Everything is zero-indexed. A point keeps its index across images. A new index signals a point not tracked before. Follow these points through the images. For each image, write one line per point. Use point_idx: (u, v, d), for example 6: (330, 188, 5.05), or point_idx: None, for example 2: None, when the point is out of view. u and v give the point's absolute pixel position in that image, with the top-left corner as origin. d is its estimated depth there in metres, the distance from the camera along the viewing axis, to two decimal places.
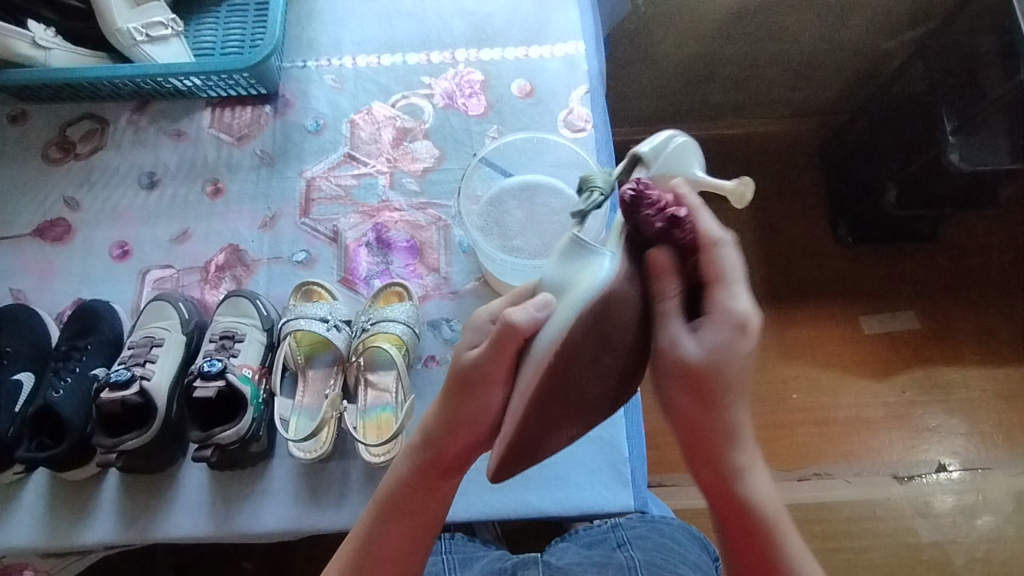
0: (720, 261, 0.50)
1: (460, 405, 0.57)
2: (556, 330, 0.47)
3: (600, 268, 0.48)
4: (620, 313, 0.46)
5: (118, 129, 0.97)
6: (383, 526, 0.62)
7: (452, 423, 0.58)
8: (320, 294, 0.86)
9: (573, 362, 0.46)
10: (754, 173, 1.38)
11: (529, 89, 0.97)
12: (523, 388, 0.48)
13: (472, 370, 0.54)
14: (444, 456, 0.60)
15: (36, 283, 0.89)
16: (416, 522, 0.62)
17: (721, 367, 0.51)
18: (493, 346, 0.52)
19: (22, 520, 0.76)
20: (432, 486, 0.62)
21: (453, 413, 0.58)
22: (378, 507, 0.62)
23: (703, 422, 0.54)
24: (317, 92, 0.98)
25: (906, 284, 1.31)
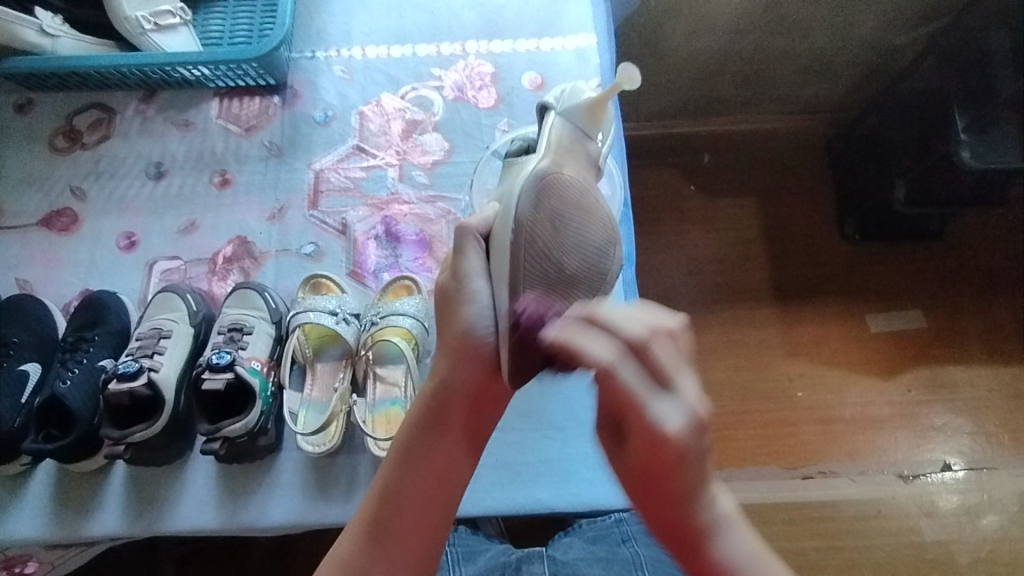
0: (622, 383, 0.48)
1: (450, 330, 0.59)
2: (505, 214, 0.58)
3: (530, 164, 0.62)
4: (555, 191, 0.60)
5: (125, 118, 0.96)
6: (403, 473, 0.57)
7: (453, 348, 0.58)
8: (328, 287, 0.85)
9: (529, 236, 0.57)
10: (762, 170, 1.37)
11: (540, 82, 0.96)
12: (496, 271, 0.57)
13: (447, 283, 0.60)
14: (459, 387, 0.58)
15: (43, 274, 0.88)
16: (438, 471, 0.57)
17: (659, 464, 0.49)
18: (455, 256, 0.60)
19: (28, 512, 0.76)
20: (446, 425, 0.58)
21: (452, 329, 0.58)
22: (397, 454, 0.58)
23: (667, 515, 0.52)
24: (327, 83, 0.97)
25: (914, 282, 1.30)
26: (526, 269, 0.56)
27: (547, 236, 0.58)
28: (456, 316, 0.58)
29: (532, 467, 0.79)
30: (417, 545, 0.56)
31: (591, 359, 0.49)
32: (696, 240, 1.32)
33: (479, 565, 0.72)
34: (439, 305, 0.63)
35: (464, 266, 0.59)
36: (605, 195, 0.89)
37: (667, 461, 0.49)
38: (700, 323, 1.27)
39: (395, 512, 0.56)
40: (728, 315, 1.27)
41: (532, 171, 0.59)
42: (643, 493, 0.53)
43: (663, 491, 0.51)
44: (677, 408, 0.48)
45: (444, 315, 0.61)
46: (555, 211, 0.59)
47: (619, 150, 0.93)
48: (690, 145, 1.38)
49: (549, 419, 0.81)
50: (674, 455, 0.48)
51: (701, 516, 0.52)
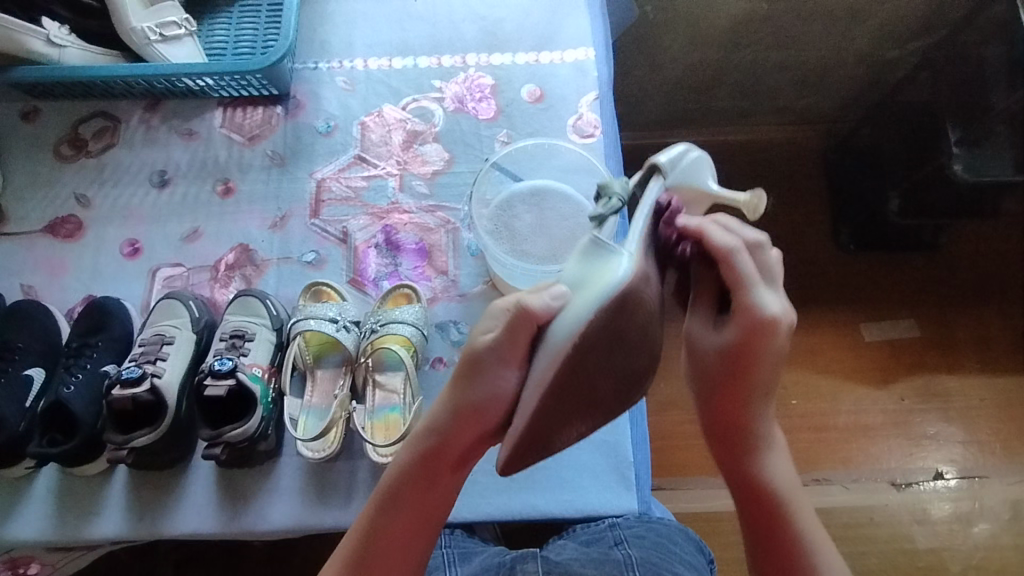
0: (739, 267, 0.54)
1: (469, 388, 0.56)
2: (573, 322, 0.48)
3: (617, 267, 0.49)
4: (634, 308, 0.49)
5: (130, 127, 0.98)
6: (386, 514, 0.61)
7: (461, 411, 0.57)
8: (329, 294, 0.87)
9: (587, 357, 0.47)
10: (758, 181, 1.38)
11: (539, 94, 0.98)
12: (537, 378, 0.50)
13: (485, 352, 0.54)
14: (448, 447, 0.59)
15: (48, 280, 0.89)
16: (420, 515, 0.61)
17: (752, 355, 0.56)
18: (506, 330, 0.52)
19: (30, 514, 0.77)
20: (433, 475, 0.60)
21: (464, 397, 0.56)
22: (382, 496, 0.61)
23: (732, 411, 0.60)
24: (329, 93, 0.99)
25: (907, 293, 1.32)
26: (569, 386, 0.48)
27: (602, 358, 0.48)
28: (475, 386, 0.55)
29: (529, 473, 0.80)
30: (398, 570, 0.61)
31: (715, 241, 0.54)
32: None
33: (473, 566, 0.72)
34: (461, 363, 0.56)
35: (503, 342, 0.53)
36: None
37: (753, 358, 0.56)
38: None
39: (390, 518, 0.60)
40: None
41: (625, 278, 0.48)
42: (721, 387, 0.59)
43: (744, 384, 0.58)
44: (778, 301, 0.55)
45: (464, 379, 0.56)
46: (621, 331, 0.49)
47: (616, 161, 0.95)
48: None
49: None
50: (766, 348, 0.55)
51: (757, 427, 0.61)
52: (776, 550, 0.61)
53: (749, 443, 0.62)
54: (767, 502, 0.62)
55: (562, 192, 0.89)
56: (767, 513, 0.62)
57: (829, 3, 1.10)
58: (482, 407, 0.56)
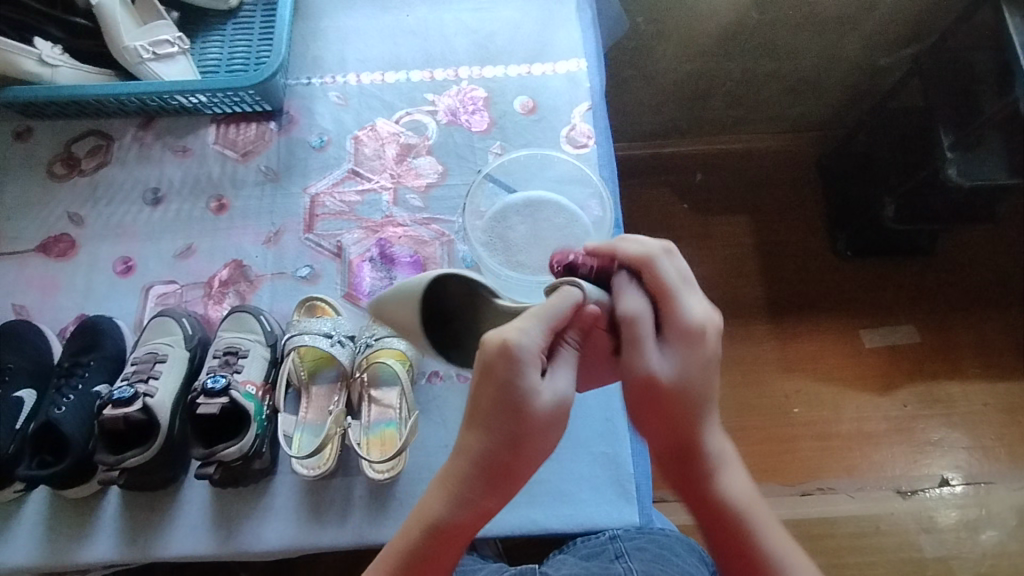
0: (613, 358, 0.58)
1: (531, 449, 0.51)
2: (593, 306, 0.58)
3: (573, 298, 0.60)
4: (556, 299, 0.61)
5: (123, 145, 0.97)
6: (433, 548, 0.55)
7: (521, 471, 0.52)
8: (323, 309, 0.86)
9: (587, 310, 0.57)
10: (752, 190, 1.39)
11: (531, 106, 0.98)
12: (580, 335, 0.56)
13: (547, 411, 0.51)
14: (505, 496, 0.54)
15: (41, 299, 0.89)
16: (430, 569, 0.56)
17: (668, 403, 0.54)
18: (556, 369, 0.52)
19: (22, 538, 0.75)
20: (464, 537, 0.55)
21: (522, 460, 0.51)
22: (424, 527, 0.55)
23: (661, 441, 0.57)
24: (322, 109, 0.99)
25: (906, 299, 1.31)
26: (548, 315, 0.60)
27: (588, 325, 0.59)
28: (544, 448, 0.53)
29: (528, 487, 0.79)
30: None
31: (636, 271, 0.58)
32: (690, 257, 1.35)
33: None
34: (511, 427, 0.50)
35: (561, 389, 0.52)
36: (596, 217, 0.88)
37: (681, 402, 0.54)
38: None
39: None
40: (725, 332, 1.29)
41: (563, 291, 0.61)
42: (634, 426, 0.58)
43: (657, 428, 0.56)
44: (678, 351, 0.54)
45: (523, 443, 0.51)
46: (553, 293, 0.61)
47: (610, 170, 0.94)
48: (680, 165, 1.40)
49: None
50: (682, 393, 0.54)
51: (702, 449, 0.57)
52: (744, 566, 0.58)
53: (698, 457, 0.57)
54: (727, 520, 0.58)
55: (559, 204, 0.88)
56: (717, 523, 0.58)
57: (819, 12, 1.11)
58: (537, 467, 0.53)
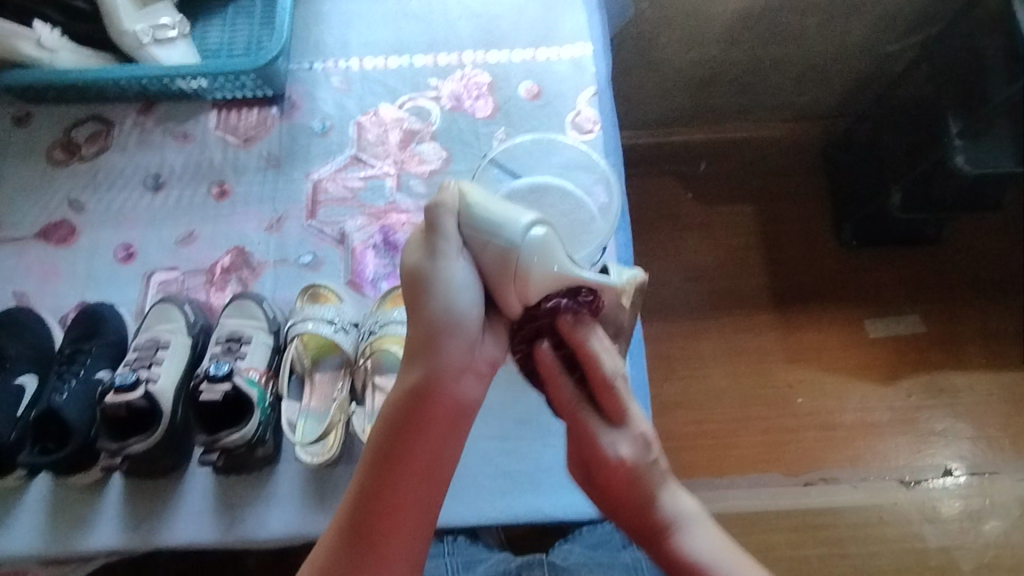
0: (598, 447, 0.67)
1: (430, 306, 0.57)
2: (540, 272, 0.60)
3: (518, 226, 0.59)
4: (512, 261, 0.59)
5: (123, 130, 0.96)
6: (389, 451, 0.57)
7: (439, 333, 0.56)
8: (327, 296, 0.84)
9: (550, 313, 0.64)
10: (757, 179, 1.38)
11: (536, 90, 0.97)
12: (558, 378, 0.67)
13: (416, 269, 0.57)
14: (442, 367, 0.57)
15: (41, 287, 0.88)
16: (396, 472, 0.57)
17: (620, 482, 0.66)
18: (427, 238, 0.58)
19: (24, 525, 0.75)
20: (424, 423, 0.57)
21: (427, 317, 0.57)
22: (382, 418, 0.58)
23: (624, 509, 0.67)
24: (324, 94, 0.98)
25: (911, 289, 1.30)
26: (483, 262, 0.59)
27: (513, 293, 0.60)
28: (432, 307, 0.57)
29: (533, 476, 0.78)
30: (397, 570, 0.57)
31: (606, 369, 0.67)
32: (694, 246, 1.33)
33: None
34: (407, 301, 0.59)
35: (425, 256, 0.58)
36: (603, 203, 0.87)
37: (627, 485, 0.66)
38: (700, 331, 1.27)
39: (386, 482, 0.57)
40: (729, 321, 1.28)
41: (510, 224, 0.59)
42: (603, 494, 0.68)
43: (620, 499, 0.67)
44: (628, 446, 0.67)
45: (421, 304, 0.57)
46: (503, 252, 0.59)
47: (616, 156, 0.93)
48: (685, 154, 1.39)
49: (550, 427, 0.80)
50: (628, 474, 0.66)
51: (661, 513, 0.66)
52: None
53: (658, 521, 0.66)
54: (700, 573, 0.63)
55: (562, 189, 0.85)
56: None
57: None
58: (453, 326, 0.57)
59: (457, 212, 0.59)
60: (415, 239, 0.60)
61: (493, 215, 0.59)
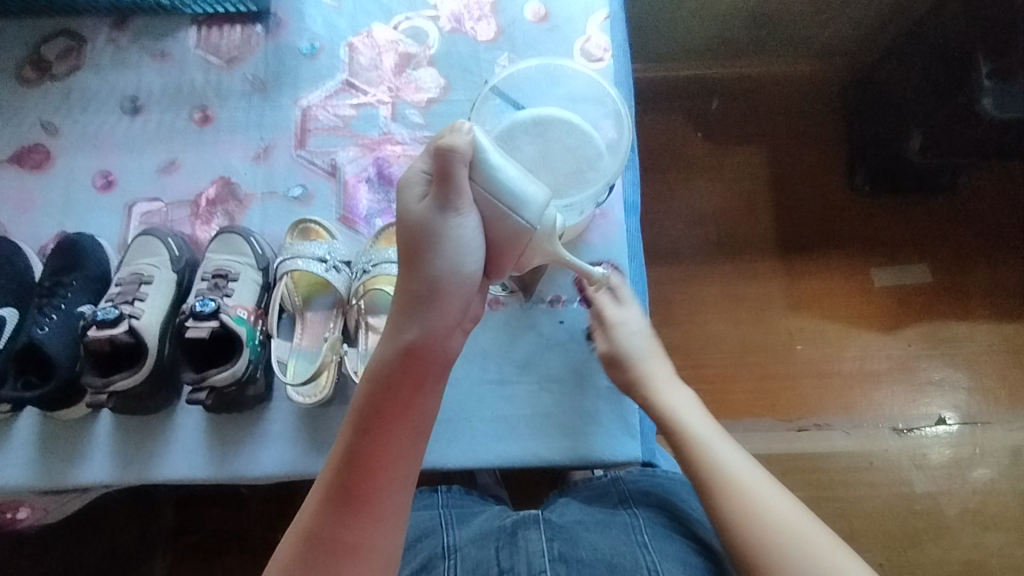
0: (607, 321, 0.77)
1: (426, 258, 0.52)
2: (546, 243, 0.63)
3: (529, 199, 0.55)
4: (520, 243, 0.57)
5: (96, 47, 0.89)
6: (377, 408, 0.54)
7: (434, 290, 0.52)
8: (317, 233, 0.81)
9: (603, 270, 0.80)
10: (771, 117, 1.31)
11: (543, 12, 0.89)
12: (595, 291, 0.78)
13: (422, 219, 0.52)
14: (437, 325, 0.53)
15: (17, 215, 0.83)
16: (386, 429, 0.54)
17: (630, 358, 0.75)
18: (438, 186, 0.51)
19: (14, 458, 0.74)
20: (416, 380, 0.54)
21: (425, 275, 0.52)
22: (370, 374, 0.54)
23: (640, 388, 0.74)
24: (313, 11, 0.90)
25: (922, 237, 1.26)
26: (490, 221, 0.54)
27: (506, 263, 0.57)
28: (434, 266, 0.52)
29: (529, 419, 0.76)
30: (383, 531, 0.54)
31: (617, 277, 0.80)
32: (702, 187, 1.28)
33: (473, 529, 0.68)
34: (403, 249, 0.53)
35: (430, 210, 0.51)
36: (612, 139, 0.81)
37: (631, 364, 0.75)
38: (703, 276, 1.24)
39: (373, 438, 0.53)
40: (733, 266, 1.25)
41: (527, 193, 0.54)
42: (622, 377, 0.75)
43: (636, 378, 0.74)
44: (632, 323, 0.77)
45: (417, 259, 0.52)
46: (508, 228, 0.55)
47: (625, 89, 0.87)
48: (697, 88, 1.31)
49: (547, 372, 0.78)
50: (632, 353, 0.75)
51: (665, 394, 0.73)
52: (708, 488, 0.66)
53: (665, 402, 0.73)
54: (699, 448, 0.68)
55: (570, 121, 0.77)
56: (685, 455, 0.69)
57: None
58: (448, 286, 0.52)
59: (471, 160, 0.52)
60: (419, 181, 0.53)
61: (507, 179, 0.54)
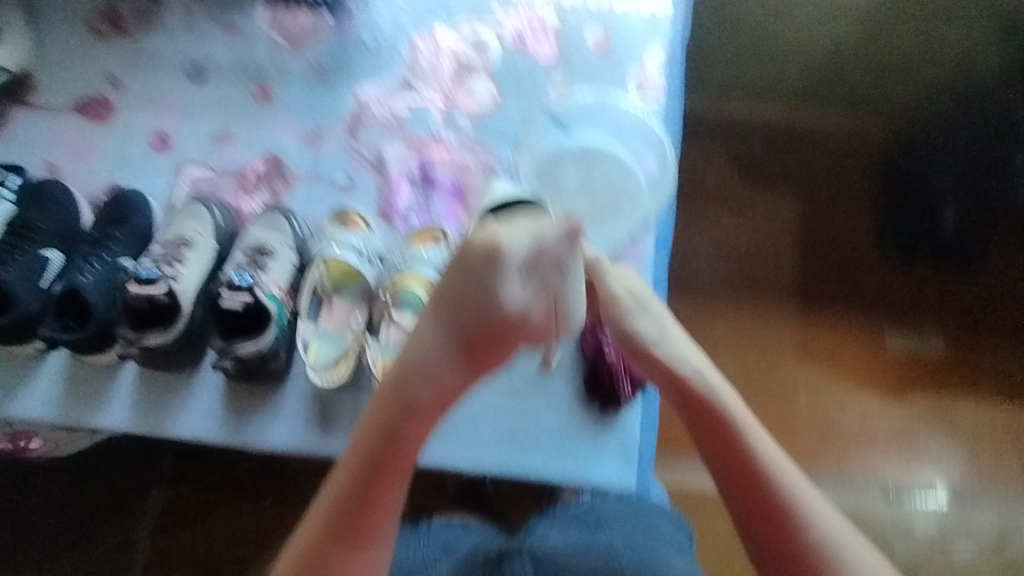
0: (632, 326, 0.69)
1: (481, 336, 0.60)
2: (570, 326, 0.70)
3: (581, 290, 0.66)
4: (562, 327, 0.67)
5: (170, 11, 0.92)
6: (387, 450, 0.60)
7: (472, 358, 0.61)
8: (355, 221, 0.81)
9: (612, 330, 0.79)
10: (809, 168, 1.32)
11: (604, 41, 0.91)
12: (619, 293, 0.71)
13: (515, 311, 0.60)
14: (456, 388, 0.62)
15: (73, 161, 0.87)
16: (390, 470, 0.60)
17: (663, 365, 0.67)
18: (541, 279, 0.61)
19: (40, 393, 0.78)
20: (422, 427, 0.62)
21: (480, 348, 0.61)
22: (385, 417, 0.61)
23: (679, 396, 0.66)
24: (382, 7, 0.93)
25: (940, 310, 1.27)
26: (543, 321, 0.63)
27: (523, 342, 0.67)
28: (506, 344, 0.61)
29: (532, 434, 0.78)
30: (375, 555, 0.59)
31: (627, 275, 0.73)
32: (730, 227, 1.29)
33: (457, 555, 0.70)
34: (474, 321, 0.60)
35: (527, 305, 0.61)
36: (652, 174, 0.82)
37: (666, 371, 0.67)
38: (717, 315, 1.25)
39: (377, 489, 0.59)
40: (750, 309, 1.26)
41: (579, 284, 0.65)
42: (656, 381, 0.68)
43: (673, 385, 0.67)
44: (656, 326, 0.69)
45: (483, 335, 0.60)
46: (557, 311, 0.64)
47: (674, 128, 0.88)
48: (738, 129, 1.33)
49: (557, 392, 0.80)
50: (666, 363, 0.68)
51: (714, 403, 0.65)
52: (761, 517, 0.60)
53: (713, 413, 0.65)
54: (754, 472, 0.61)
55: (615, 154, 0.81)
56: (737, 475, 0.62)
57: None
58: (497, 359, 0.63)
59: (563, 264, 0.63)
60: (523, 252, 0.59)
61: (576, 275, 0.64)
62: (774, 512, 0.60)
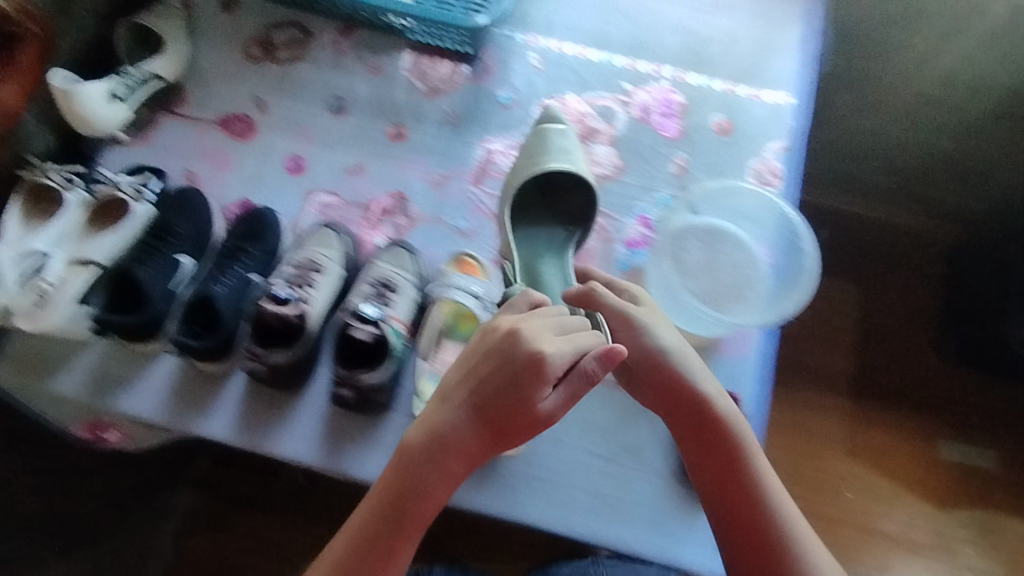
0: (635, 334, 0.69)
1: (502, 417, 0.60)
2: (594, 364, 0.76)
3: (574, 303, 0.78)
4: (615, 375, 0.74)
5: (320, 44, 0.98)
6: (405, 495, 0.61)
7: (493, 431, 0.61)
8: (472, 266, 0.84)
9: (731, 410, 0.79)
10: (887, 266, 1.32)
11: (727, 126, 0.95)
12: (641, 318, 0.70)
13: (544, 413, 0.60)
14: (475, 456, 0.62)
15: (212, 172, 0.91)
16: (408, 514, 0.61)
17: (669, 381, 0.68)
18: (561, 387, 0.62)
19: (150, 392, 0.80)
20: (439, 476, 0.62)
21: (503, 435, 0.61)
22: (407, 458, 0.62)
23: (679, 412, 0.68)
24: (518, 66, 0.97)
25: (999, 426, 1.24)
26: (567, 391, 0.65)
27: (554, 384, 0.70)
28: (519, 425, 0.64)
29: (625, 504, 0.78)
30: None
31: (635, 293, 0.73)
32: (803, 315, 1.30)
33: None
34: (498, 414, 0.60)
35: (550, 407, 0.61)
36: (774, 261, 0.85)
37: (672, 386, 0.68)
38: (784, 400, 1.24)
39: (395, 537, 0.61)
40: (817, 399, 1.25)
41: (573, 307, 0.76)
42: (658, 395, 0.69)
43: (677, 402, 0.68)
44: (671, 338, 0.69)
45: (502, 425, 0.60)
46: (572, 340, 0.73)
47: None
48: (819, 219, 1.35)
49: (652, 465, 0.80)
50: (672, 376, 0.68)
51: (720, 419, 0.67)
52: (757, 540, 0.63)
53: (717, 431, 0.67)
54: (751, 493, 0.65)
55: (738, 239, 0.86)
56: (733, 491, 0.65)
57: None
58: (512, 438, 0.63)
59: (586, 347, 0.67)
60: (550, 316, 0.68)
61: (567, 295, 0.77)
62: (771, 541, 0.63)
